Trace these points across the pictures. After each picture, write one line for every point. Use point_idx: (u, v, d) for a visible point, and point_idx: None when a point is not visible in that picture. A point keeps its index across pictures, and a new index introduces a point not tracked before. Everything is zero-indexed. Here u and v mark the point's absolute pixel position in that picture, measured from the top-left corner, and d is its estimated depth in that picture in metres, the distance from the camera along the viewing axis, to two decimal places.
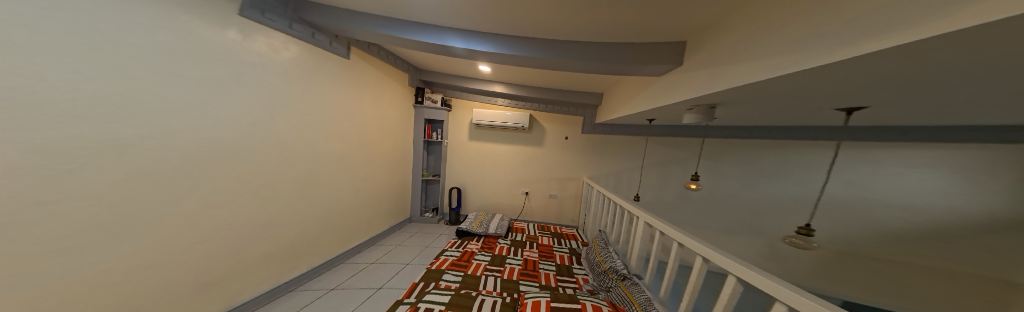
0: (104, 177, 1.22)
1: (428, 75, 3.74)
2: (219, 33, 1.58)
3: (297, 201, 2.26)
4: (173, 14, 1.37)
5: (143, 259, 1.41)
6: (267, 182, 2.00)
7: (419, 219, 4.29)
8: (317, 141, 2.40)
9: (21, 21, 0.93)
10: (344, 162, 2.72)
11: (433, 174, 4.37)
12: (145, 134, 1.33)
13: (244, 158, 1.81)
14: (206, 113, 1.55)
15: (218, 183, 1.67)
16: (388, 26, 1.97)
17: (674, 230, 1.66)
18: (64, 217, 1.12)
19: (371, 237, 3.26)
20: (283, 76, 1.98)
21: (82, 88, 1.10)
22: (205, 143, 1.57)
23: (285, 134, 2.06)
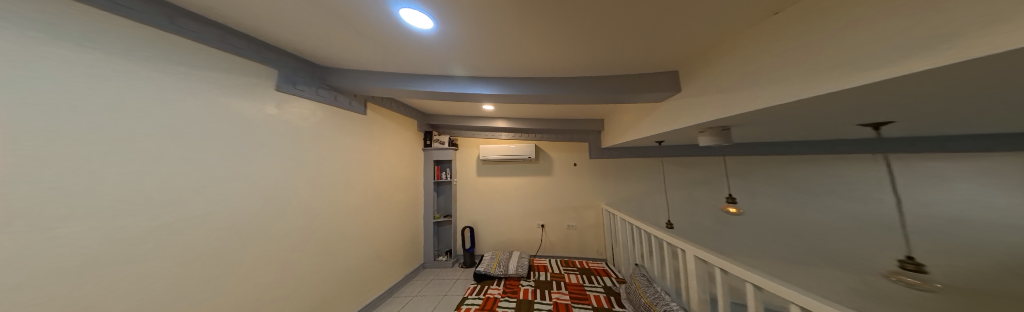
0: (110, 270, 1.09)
1: (435, 119, 3.94)
2: (260, 108, 1.71)
3: (313, 260, 2.11)
4: (215, 93, 1.47)
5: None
6: (287, 245, 1.88)
7: (433, 264, 4.01)
8: (343, 198, 2.43)
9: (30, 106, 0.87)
10: (359, 213, 2.65)
11: (444, 215, 4.28)
12: (168, 212, 1.26)
13: (269, 221, 1.75)
14: (235, 180, 1.54)
15: (234, 253, 1.54)
16: (403, 82, 2.09)
17: (732, 262, 1.36)
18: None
19: (387, 287, 3.03)
20: (309, 137, 2.09)
21: (89, 172, 1.01)
22: (226, 208, 1.51)
23: (308, 195, 2.07)
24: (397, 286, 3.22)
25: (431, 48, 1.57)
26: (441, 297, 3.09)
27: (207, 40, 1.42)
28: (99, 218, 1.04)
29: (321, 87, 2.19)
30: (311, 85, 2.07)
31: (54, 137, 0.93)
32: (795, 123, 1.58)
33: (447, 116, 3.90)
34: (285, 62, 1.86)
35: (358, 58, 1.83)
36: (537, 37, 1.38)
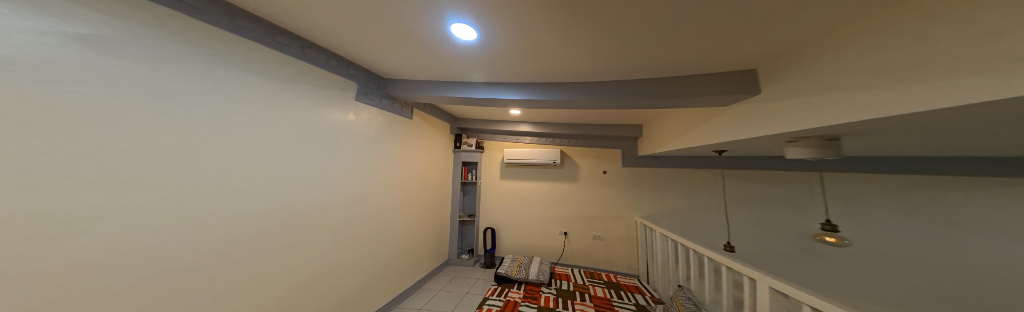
0: (167, 300, 0.85)
1: (467, 123, 3.09)
2: (329, 114, 1.45)
3: (315, 284, 1.45)
4: (281, 96, 1.19)
5: None
6: (296, 271, 1.33)
7: (455, 261, 3.32)
8: (394, 222, 2.08)
9: (53, 101, 0.60)
10: (413, 227, 2.37)
11: (469, 215, 3.52)
12: (216, 242, 0.98)
13: (317, 244, 1.44)
14: (293, 201, 1.27)
15: (288, 282, 1.28)
16: (440, 88, 1.63)
17: (814, 296, 0.86)
18: None
19: (421, 276, 2.59)
20: (372, 146, 1.78)
21: (135, 196, 0.76)
22: (280, 236, 1.23)
23: (346, 222, 1.62)
24: (426, 278, 2.72)
25: (465, 57, 1.26)
26: (464, 293, 2.57)
27: (267, 42, 1.12)
28: (181, 259, 0.88)
29: (383, 96, 1.81)
30: (376, 93, 1.74)
31: (148, 171, 0.79)
32: (951, 137, 1.01)
33: (475, 120, 3.07)
34: (353, 70, 1.55)
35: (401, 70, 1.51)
36: (602, 43, 1.00)
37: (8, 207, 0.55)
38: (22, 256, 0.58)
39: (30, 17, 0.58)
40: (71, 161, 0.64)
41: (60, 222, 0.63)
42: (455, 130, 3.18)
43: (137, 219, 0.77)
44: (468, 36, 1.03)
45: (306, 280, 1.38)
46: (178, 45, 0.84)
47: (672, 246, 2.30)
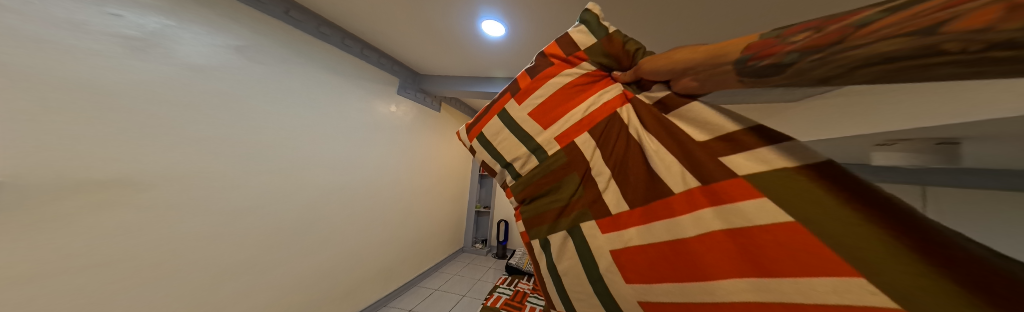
0: (252, 244, 1.02)
1: None
2: (385, 108, 1.62)
3: (354, 256, 1.49)
4: (354, 92, 1.39)
5: None
6: (346, 241, 1.44)
7: (471, 251, 3.14)
8: (424, 210, 2.17)
9: (223, 93, 0.89)
10: (440, 213, 2.46)
11: (485, 206, 3.32)
12: (303, 208, 1.20)
13: (368, 222, 1.57)
14: (351, 181, 1.43)
15: (336, 251, 1.38)
16: (471, 85, 1.74)
17: None
18: (191, 285, 0.87)
19: (436, 259, 2.48)
20: (408, 134, 1.85)
21: (252, 162, 0.99)
22: (340, 210, 1.38)
23: (390, 207, 1.74)
24: (443, 261, 2.62)
25: (506, 57, 1.37)
26: (462, 296, 2.07)
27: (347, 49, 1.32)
28: (260, 213, 1.04)
29: (418, 91, 1.90)
30: (411, 88, 1.82)
31: (263, 142, 1.02)
32: None
33: None
34: (397, 67, 1.64)
35: (437, 65, 1.63)
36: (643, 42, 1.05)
37: (168, 156, 0.79)
38: (153, 201, 0.77)
39: (218, 36, 0.88)
40: (232, 134, 0.92)
41: (203, 172, 0.86)
42: None
43: (251, 179, 0.99)
44: (500, 37, 1.16)
45: (349, 252, 1.46)
46: (290, 50, 1.08)
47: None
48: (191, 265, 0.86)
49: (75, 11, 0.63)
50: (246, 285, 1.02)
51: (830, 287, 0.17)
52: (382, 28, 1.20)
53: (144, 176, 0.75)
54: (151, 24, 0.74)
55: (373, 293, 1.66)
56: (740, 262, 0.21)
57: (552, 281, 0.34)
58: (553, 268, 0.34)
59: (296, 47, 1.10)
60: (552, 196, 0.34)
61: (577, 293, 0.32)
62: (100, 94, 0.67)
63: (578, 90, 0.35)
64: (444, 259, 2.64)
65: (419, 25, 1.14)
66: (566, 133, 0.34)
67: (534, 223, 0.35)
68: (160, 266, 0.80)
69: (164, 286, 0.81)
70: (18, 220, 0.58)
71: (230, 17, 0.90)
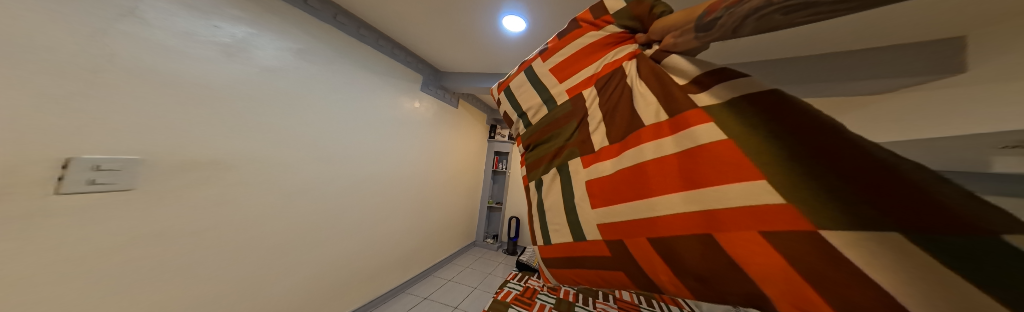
0: (291, 228, 1.11)
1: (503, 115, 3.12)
2: (409, 104, 1.71)
3: (375, 245, 1.57)
4: (383, 89, 1.48)
5: (308, 302, 1.23)
6: (370, 230, 1.52)
7: (483, 245, 3.22)
8: (440, 204, 2.27)
9: (284, 92, 1.02)
10: (454, 207, 2.54)
11: (497, 202, 3.37)
12: (335, 197, 1.28)
13: (390, 212, 1.66)
14: (377, 173, 1.51)
15: (362, 239, 1.47)
16: (488, 81, 1.77)
17: None
18: (243, 261, 0.96)
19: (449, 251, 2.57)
20: (427, 129, 1.93)
21: (298, 153, 1.10)
22: (369, 199, 1.49)
23: (408, 199, 1.82)
24: (456, 254, 2.71)
25: (525, 53, 1.39)
26: (473, 288, 2.14)
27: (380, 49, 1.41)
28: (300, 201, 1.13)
29: (438, 88, 1.98)
30: (432, 85, 1.91)
31: (309, 135, 1.13)
32: None
33: None
34: (420, 64, 1.73)
35: (456, 62, 1.68)
36: None
37: (237, 145, 0.90)
38: (227, 184, 0.89)
39: (286, 42, 1.01)
40: (289, 128, 1.05)
41: (264, 159, 0.98)
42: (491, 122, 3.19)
43: (297, 167, 1.10)
44: (520, 31, 1.18)
45: (373, 240, 1.55)
46: (332, 50, 1.18)
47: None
48: (243, 245, 0.95)
49: (189, 24, 0.77)
50: (285, 266, 1.11)
51: (740, 193, 0.18)
52: (411, 27, 1.27)
53: (225, 160, 0.87)
54: (236, 32, 0.87)
55: (393, 278, 1.77)
56: (677, 181, 0.23)
57: (538, 215, 0.41)
58: (541, 202, 0.40)
59: (336, 46, 1.19)
60: (551, 142, 0.39)
61: (554, 224, 0.37)
62: (202, 93, 0.80)
63: (595, 49, 0.36)
64: (457, 252, 2.74)
65: (447, 23, 1.19)
66: (574, 88, 0.37)
67: (533, 166, 0.41)
68: (233, 240, 0.92)
69: (220, 262, 0.90)
70: (115, 194, 0.68)
71: (294, 25, 1.04)
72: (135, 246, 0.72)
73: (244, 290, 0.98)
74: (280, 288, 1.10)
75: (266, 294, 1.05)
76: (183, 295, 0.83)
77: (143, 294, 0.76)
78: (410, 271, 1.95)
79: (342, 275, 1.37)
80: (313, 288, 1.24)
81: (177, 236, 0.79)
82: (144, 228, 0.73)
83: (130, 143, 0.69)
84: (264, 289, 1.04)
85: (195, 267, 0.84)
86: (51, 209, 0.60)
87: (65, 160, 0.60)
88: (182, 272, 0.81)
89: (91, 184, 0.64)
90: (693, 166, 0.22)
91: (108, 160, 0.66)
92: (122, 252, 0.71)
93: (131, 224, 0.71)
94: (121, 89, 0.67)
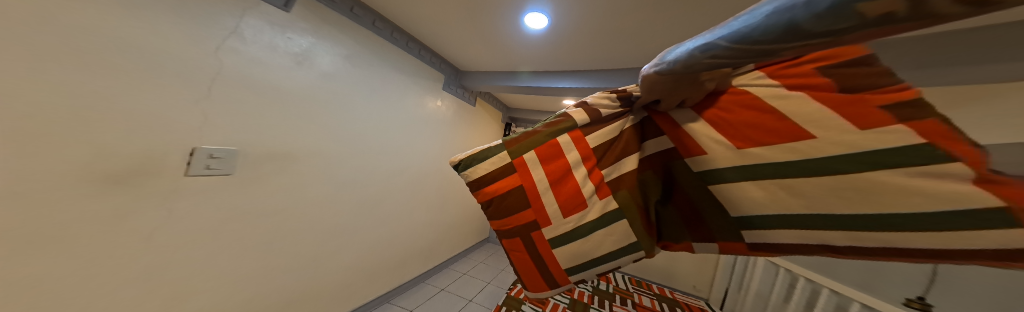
0: (332, 218, 1.22)
1: (519, 114, 3.16)
2: (433, 103, 1.81)
3: (401, 237, 1.68)
4: (411, 90, 1.58)
5: (344, 287, 1.35)
6: (397, 222, 1.63)
7: (497, 242, 3.29)
8: (458, 199, 2.38)
9: (334, 94, 1.14)
10: (470, 203, 2.63)
11: None
12: (370, 190, 1.40)
13: (414, 206, 1.76)
14: (405, 168, 1.62)
15: (391, 231, 1.58)
16: (506, 80, 1.82)
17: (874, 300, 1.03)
18: (293, 245, 1.08)
19: (464, 247, 2.66)
20: (447, 128, 2.02)
21: (341, 149, 1.21)
22: (400, 192, 1.61)
23: (430, 195, 1.93)
24: (470, 249, 2.81)
25: (546, 51, 1.41)
26: (488, 283, 2.22)
27: (411, 51, 1.51)
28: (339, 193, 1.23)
29: (458, 87, 2.07)
30: (454, 84, 2.00)
31: (350, 133, 1.24)
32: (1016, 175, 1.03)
33: (528, 111, 3.08)
34: (443, 65, 1.83)
35: (477, 61, 1.74)
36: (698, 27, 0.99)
37: (297, 142, 1.02)
38: (289, 175, 1.01)
39: (337, 49, 1.13)
40: (334, 127, 1.16)
41: (318, 155, 1.11)
42: (507, 121, 3.24)
43: (342, 162, 1.22)
44: (543, 29, 1.20)
45: (400, 233, 1.66)
46: (373, 54, 1.29)
47: (789, 281, 1.51)
48: (292, 230, 1.07)
49: (272, 38, 0.90)
50: (325, 253, 1.22)
51: None
52: (440, 30, 1.36)
53: (289, 152, 1.00)
54: (303, 43, 1.00)
55: (415, 270, 1.89)
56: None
57: None
58: None
59: (374, 50, 1.29)
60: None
61: None
62: (280, 94, 0.94)
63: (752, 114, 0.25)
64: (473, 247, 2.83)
65: (474, 22, 1.24)
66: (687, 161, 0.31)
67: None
68: (291, 224, 1.06)
69: (275, 245, 1.02)
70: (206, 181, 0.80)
71: (344, 33, 1.15)
72: (227, 225, 0.87)
73: (292, 270, 1.10)
74: (324, 270, 1.23)
75: (309, 277, 1.17)
76: (255, 268, 0.97)
77: (229, 265, 0.90)
78: (430, 263, 2.06)
79: (372, 263, 1.49)
80: (347, 275, 1.35)
81: (255, 218, 0.94)
82: (232, 210, 0.87)
83: (225, 139, 0.82)
84: (308, 271, 1.16)
85: (253, 248, 0.96)
86: (175, 191, 0.74)
87: (192, 149, 0.76)
88: (255, 249, 0.96)
89: (206, 169, 0.79)
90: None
91: (218, 150, 0.81)
92: (219, 229, 0.85)
93: (226, 206, 0.85)
94: (226, 91, 0.80)
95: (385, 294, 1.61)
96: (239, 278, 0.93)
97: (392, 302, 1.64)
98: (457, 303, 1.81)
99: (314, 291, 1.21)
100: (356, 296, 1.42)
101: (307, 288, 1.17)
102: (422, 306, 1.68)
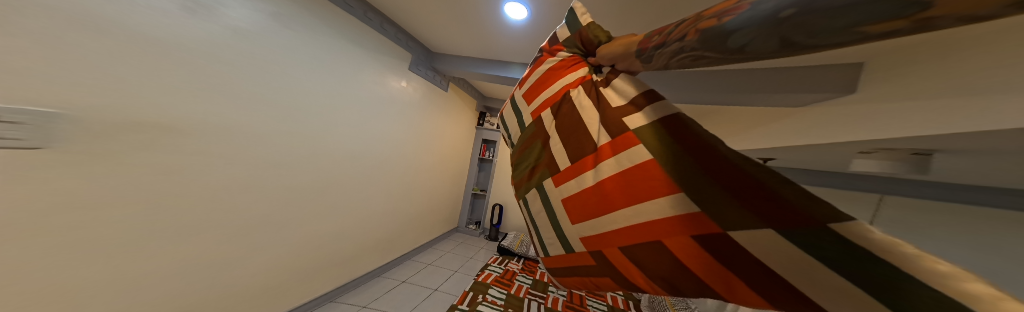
0: (258, 202, 1.04)
1: (495, 104, 3.07)
2: (399, 83, 1.65)
3: (352, 226, 1.52)
4: (370, 67, 1.41)
5: (276, 278, 1.18)
6: (347, 210, 1.46)
7: (466, 231, 3.23)
8: (425, 188, 2.23)
9: (254, 56, 0.94)
10: (438, 192, 2.51)
11: (483, 190, 3.35)
12: (309, 175, 1.21)
13: (370, 193, 1.60)
14: (360, 152, 1.46)
15: (339, 219, 1.42)
16: (480, 65, 1.73)
17: None
18: (202, 233, 0.90)
19: (430, 237, 2.56)
20: (416, 111, 1.86)
21: (264, 125, 1.01)
22: (349, 177, 1.43)
23: (393, 181, 1.78)
24: (436, 239, 2.71)
25: (522, 42, 1.37)
26: (453, 271, 2.17)
27: (369, 23, 1.34)
28: (270, 175, 1.06)
29: (429, 69, 1.90)
30: (423, 66, 1.81)
31: (278, 104, 1.04)
32: None
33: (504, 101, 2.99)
34: (411, 43, 1.64)
35: (450, 43, 1.60)
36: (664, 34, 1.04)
37: (189, 108, 0.80)
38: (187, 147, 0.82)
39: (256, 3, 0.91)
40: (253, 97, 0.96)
41: (230, 128, 0.91)
42: (482, 110, 3.12)
43: (271, 135, 1.05)
44: (519, 19, 1.15)
45: (352, 221, 1.51)
46: (313, 17, 1.10)
47: None
48: (194, 217, 0.87)
49: None
50: (253, 243, 1.06)
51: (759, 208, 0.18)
52: (409, 5, 1.23)
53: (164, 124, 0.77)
54: None
55: (371, 262, 1.75)
56: (605, 206, 0.30)
57: (550, 222, 0.38)
58: (557, 225, 0.37)
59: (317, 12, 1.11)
60: (527, 162, 0.42)
61: (548, 238, 0.39)
62: (159, 52, 0.73)
63: (551, 73, 0.43)
64: (438, 238, 2.73)
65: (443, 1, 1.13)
66: (537, 111, 0.42)
67: (518, 185, 0.45)
68: (195, 209, 0.86)
69: (169, 234, 0.82)
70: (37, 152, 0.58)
71: None
72: (88, 201, 0.67)
73: (199, 264, 0.91)
74: (248, 261, 1.06)
75: (225, 269, 0.99)
76: (146, 252, 0.80)
77: (95, 254, 0.70)
78: (389, 253, 1.93)
79: (315, 253, 1.33)
80: (282, 265, 1.19)
81: (142, 199, 0.76)
82: (100, 188, 0.68)
83: (53, 94, 0.59)
84: (224, 263, 0.98)
85: (134, 239, 0.76)
86: None
87: None
88: (144, 235, 0.77)
89: None
90: (626, 191, 0.27)
91: (16, 111, 0.55)
92: (72, 212, 0.65)
93: (90, 178, 0.66)
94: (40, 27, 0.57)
95: (328, 292, 1.45)
96: (122, 263, 0.76)
97: (339, 300, 1.49)
98: (417, 293, 1.73)
99: (235, 287, 1.03)
100: (288, 296, 1.24)
101: (226, 282, 1.00)
102: (378, 299, 1.58)
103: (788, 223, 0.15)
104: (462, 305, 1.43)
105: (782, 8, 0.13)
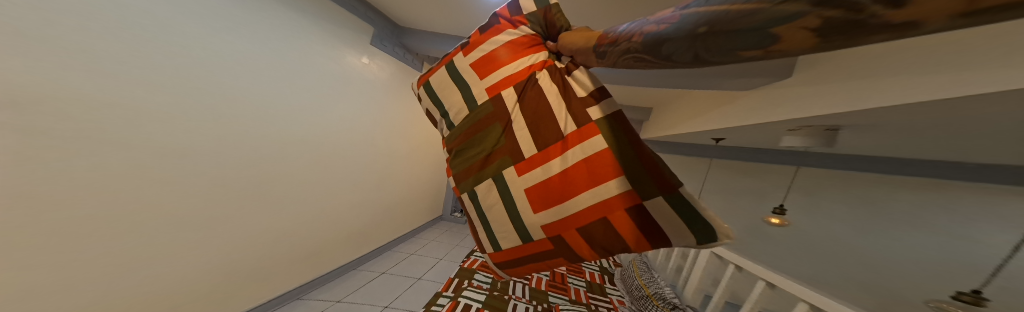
0: (189, 198, 0.88)
1: None
2: (358, 59, 1.46)
3: (316, 219, 1.39)
4: (317, 38, 1.22)
5: (227, 280, 1.05)
6: (308, 201, 1.32)
7: (451, 219, 3.18)
8: (401, 177, 2.10)
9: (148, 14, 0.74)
10: (416, 180, 2.39)
11: None
12: (256, 165, 1.06)
13: (336, 183, 1.46)
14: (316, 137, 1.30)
15: (299, 212, 1.28)
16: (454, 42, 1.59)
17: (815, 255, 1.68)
18: (108, 235, 0.74)
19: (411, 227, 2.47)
20: (383, 92, 1.69)
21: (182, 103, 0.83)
22: (307, 165, 1.27)
23: (363, 169, 1.64)
24: (419, 229, 2.64)
25: None
26: (437, 260, 2.14)
27: None
28: (201, 165, 0.89)
29: (397, 45, 1.71)
30: (389, 41, 1.62)
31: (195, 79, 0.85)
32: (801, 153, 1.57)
33: None
34: (372, 13, 1.44)
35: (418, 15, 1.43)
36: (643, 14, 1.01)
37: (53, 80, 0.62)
38: (74, 131, 0.65)
39: None
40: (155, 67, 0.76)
41: (136, 109, 0.74)
42: None
43: (205, 119, 0.88)
44: None
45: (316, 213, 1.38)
46: None
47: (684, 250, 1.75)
48: (92, 217, 0.71)
49: None
50: (189, 243, 0.91)
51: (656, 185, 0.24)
52: None
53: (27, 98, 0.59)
54: None
55: (342, 255, 1.64)
56: (565, 193, 0.28)
57: (510, 218, 0.33)
58: (518, 220, 0.32)
59: None
60: (477, 148, 0.35)
61: (501, 232, 0.35)
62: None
63: (506, 45, 0.34)
64: (420, 228, 2.65)
65: None
66: (493, 88, 0.33)
67: (462, 177, 0.37)
68: (88, 207, 0.70)
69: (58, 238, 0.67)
70: None
71: None
72: None
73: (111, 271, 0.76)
74: (189, 264, 0.93)
75: (152, 275, 0.85)
76: (38, 265, 0.66)
77: None
78: (363, 246, 1.82)
79: (272, 250, 1.20)
80: (233, 266, 1.06)
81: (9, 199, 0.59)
82: None
83: None
84: (147, 269, 0.83)
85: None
86: None
87: None
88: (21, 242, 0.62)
89: None
90: (587, 175, 0.26)
91: None
92: None
93: None
94: None
95: (293, 290, 1.34)
96: (4, 278, 0.62)
97: (306, 298, 1.39)
98: (398, 284, 1.68)
99: (168, 293, 0.89)
100: (244, 297, 1.12)
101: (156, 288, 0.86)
102: (354, 293, 1.50)
103: (669, 193, 0.22)
104: (446, 292, 1.42)
105: (699, 25, 0.13)
